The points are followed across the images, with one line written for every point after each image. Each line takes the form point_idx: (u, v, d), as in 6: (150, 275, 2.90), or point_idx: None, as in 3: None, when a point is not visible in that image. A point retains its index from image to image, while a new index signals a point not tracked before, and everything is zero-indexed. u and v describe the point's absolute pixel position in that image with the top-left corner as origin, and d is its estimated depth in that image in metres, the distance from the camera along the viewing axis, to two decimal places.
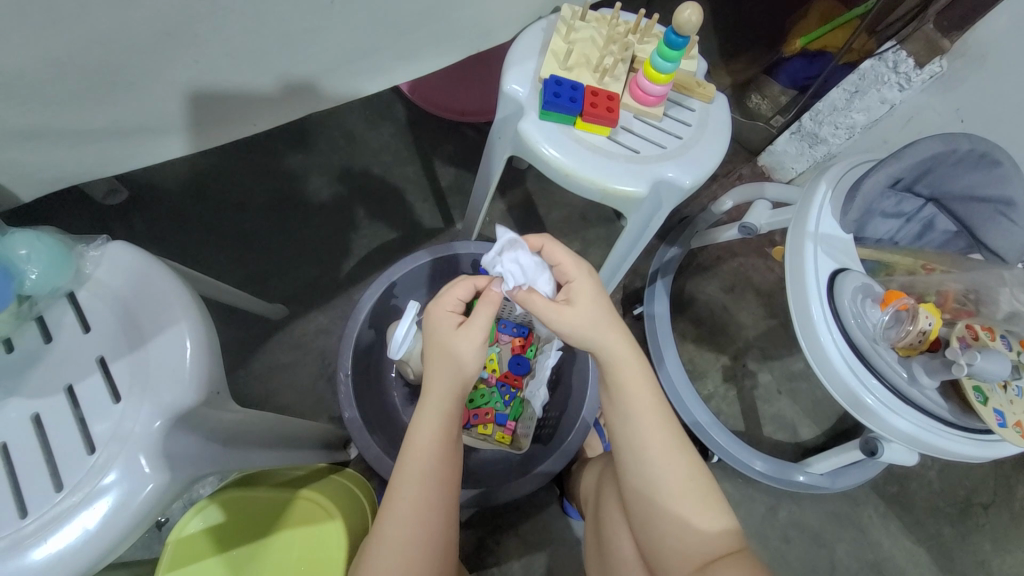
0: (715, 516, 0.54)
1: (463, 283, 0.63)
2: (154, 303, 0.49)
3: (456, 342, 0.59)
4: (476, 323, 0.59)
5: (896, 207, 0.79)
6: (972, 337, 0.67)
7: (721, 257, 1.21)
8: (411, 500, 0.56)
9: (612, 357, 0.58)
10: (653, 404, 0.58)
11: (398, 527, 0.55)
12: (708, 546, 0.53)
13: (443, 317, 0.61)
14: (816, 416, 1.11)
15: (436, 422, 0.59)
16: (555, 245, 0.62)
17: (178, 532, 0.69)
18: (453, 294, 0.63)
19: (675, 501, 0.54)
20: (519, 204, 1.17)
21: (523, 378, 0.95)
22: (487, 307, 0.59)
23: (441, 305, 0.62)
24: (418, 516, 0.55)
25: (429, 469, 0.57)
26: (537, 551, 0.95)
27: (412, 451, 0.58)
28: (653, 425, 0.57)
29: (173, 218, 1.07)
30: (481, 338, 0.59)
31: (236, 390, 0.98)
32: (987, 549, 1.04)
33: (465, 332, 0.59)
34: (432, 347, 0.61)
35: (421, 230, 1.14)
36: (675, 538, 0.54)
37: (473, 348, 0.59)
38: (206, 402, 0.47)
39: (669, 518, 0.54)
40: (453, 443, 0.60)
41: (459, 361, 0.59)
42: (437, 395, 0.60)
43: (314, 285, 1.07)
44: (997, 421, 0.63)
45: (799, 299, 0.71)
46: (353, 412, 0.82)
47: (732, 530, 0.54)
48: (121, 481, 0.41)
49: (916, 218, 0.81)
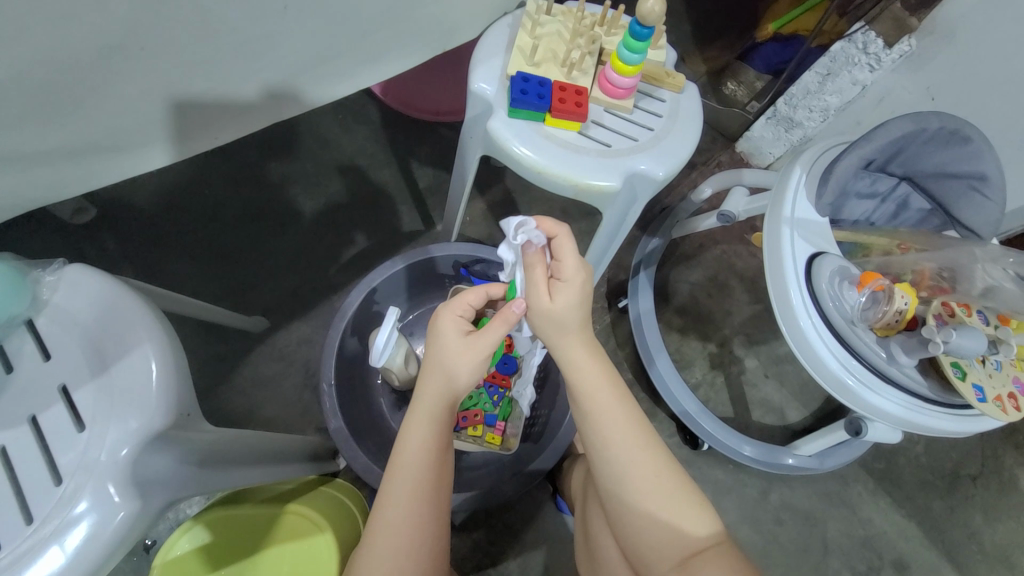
0: (698, 513, 0.54)
1: (477, 291, 0.63)
2: (116, 327, 0.47)
3: (459, 353, 0.57)
4: (486, 339, 0.57)
5: (870, 187, 0.80)
6: (948, 314, 0.68)
7: (704, 245, 1.21)
8: (401, 511, 0.55)
9: (591, 356, 0.58)
10: (622, 404, 0.57)
11: (387, 537, 0.54)
12: (689, 541, 0.53)
13: (450, 320, 0.60)
14: (803, 398, 1.12)
15: (427, 431, 0.57)
16: (566, 240, 0.57)
17: (164, 554, 0.68)
18: (466, 300, 0.62)
19: (654, 499, 0.54)
20: (499, 202, 1.16)
21: (511, 377, 0.95)
22: (500, 323, 0.57)
23: (450, 310, 0.61)
24: (408, 526, 0.54)
25: (415, 476, 0.56)
26: (534, 550, 0.94)
27: (404, 458, 0.56)
28: (632, 426, 0.56)
29: (146, 234, 1.05)
30: (487, 353, 0.58)
31: (220, 406, 0.97)
32: (976, 520, 1.06)
33: (471, 345, 0.57)
34: (431, 352, 0.59)
35: (401, 234, 1.12)
36: (654, 536, 0.54)
37: (471, 362, 0.57)
38: (176, 425, 0.45)
39: (649, 517, 0.54)
40: (444, 452, 0.58)
41: (455, 372, 0.57)
42: (427, 404, 0.58)
43: (294, 296, 1.05)
44: (976, 396, 0.64)
45: (778, 285, 0.71)
46: (338, 421, 0.81)
47: (712, 525, 0.54)
48: (91, 510, 0.40)
49: (891, 197, 0.81)
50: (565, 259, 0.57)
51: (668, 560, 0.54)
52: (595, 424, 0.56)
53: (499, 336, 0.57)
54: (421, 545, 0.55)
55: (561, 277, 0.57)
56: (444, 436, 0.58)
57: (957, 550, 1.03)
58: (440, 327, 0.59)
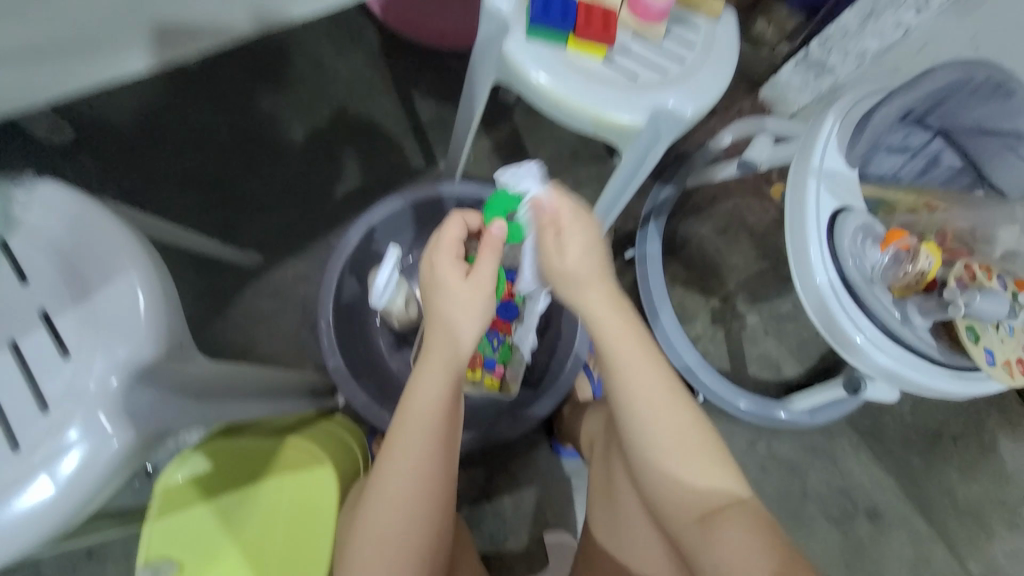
0: (715, 472, 0.54)
1: (455, 222, 0.59)
2: (95, 251, 0.44)
3: (461, 295, 0.56)
4: (482, 272, 0.56)
5: (902, 141, 0.77)
6: (969, 278, 0.65)
7: (717, 197, 1.17)
8: (408, 461, 0.53)
9: (610, 315, 0.56)
10: (646, 368, 0.56)
11: (396, 483, 0.53)
12: (709, 498, 0.53)
13: (443, 263, 0.57)
14: (800, 355, 1.12)
15: (436, 383, 0.55)
16: (562, 194, 0.58)
17: (163, 482, 0.68)
18: (448, 238, 0.58)
19: (670, 454, 0.55)
20: (506, 141, 1.10)
21: (511, 324, 0.90)
22: (491, 253, 0.57)
23: (442, 253, 0.58)
24: (409, 489, 0.53)
25: (422, 429, 0.54)
26: (527, 488, 0.97)
27: (409, 414, 0.55)
28: (660, 388, 0.56)
29: (126, 156, 0.98)
30: (489, 288, 0.57)
31: (215, 340, 0.95)
32: (954, 477, 1.09)
33: (468, 285, 0.56)
34: (433, 302, 0.57)
35: (402, 170, 1.06)
36: (673, 491, 0.55)
37: (484, 297, 0.56)
38: (169, 355, 0.43)
39: (668, 473, 0.55)
40: (453, 402, 0.57)
41: (467, 318, 0.56)
42: (436, 353, 0.56)
43: (289, 230, 1.01)
44: (985, 360, 0.62)
45: (798, 238, 0.68)
46: (336, 360, 0.80)
47: (733, 483, 0.54)
48: (87, 436, 0.38)
49: (921, 153, 0.78)
50: (574, 246, 0.57)
51: (688, 514, 0.54)
52: (617, 381, 0.56)
53: (494, 266, 0.57)
54: (430, 493, 0.54)
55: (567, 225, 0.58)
56: (453, 394, 0.56)
57: (931, 504, 1.07)
58: (439, 269, 0.57)
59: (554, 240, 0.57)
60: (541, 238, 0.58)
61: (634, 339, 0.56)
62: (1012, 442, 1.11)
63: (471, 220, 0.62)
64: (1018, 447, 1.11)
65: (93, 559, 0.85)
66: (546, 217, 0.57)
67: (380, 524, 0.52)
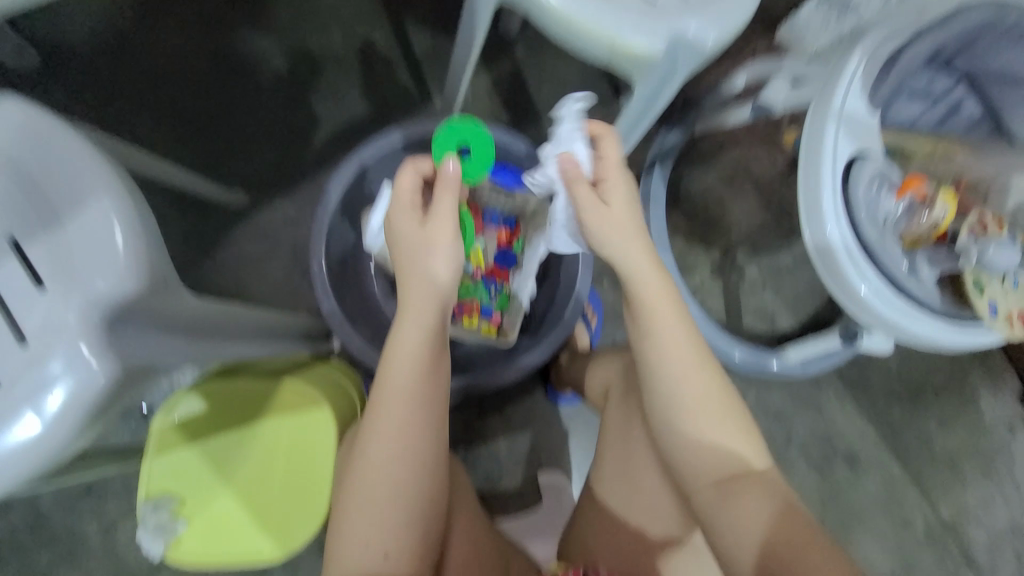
0: (737, 438, 0.55)
1: (407, 173, 0.58)
2: (61, 174, 0.40)
3: (423, 241, 0.55)
4: (440, 214, 0.55)
5: (925, 85, 0.74)
6: (981, 229, 0.65)
7: (724, 146, 1.13)
8: (393, 421, 0.51)
9: (649, 276, 0.56)
10: (682, 333, 0.56)
11: (382, 446, 0.51)
12: (729, 461, 0.55)
13: (400, 214, 0.56)
14: (796, 308, 1.11)
15: (414, 338, 0.53)
16: (608, 141, 0.59)
17: (161, 420, 0.69)
18: (403, 189, 0.57)
19: (697, 419, 0.55)
20: (506, 78, 1.03)
21: (509, 273, 0.91)
22: (447, 192, 0.55)
23: (399, 206, 0.57)
24: (396, 450, 0.51)
25: (404, 387, 0.52)
26: (522, 433, 0.99)
27: (390, 372, 0.52)
28: (697, 355, 0.56)
29: (97, 86, 0.93)
30: (451, 226, 0.55)
31: (203, 283, 0.92)
32: (931, 427, 1.13)
33: (428, 231, 0.55)
34: (398, 256, 0.56)
35: (394, 106, 0.99)
36: (695, 454, 0.55)
37: (443, 243, 0.54)
38: (153, 290, 0.41)
39: (694, 438, 0.55)
40: (435, 357, 0.54)
41: (434, 266, 0.54)
42: (412, 307, 0.54)
43: (275, 168, 0.96)
44: (989, 312, 0.62)
45: (811, 187, 0.65)
46: (330, 304, 0.78)
47: (752, 449, 0.56)
48: (70, 370, 0.37)
49: (944, 100, 0.75)
50: (614, 195, 0.57)
51: (705, 477, 0.55)
52: (651, 343, 0.56)
53: (452, 203, 0.55)
54: (418, 453, 0.51)
55: (603, 178, 0.58)
56: (433, 348, 0.54)
57: (907, 451, 1.11)
58: (397, 220, 0.56)
59: (590, 193, 0.57)
60: (576, 194, 0.57)
61: (671, 304, 0.57)
62: (991, 394, 1.15)
63: (426, 166, 0.60)
64: (997, 400, 1.15)
65: (93, 494, 0.87)
66: (575, 174, 0.58)
67: (368, 487, 0.50)
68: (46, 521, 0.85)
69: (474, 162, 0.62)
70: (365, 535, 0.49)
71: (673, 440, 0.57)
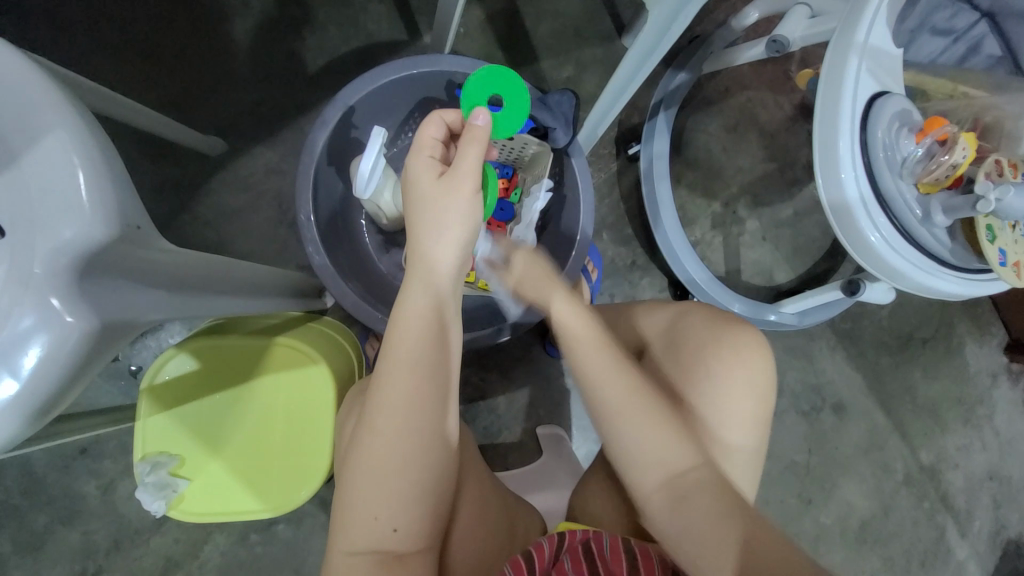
0: (675, 443, 0.56)
1: (433, 121, 0.56)
2: (5, 103, 0.35)
3: (441, 194, 0.52)
4: (462, 171, 0.52)
5: (948, 21, 0.70)
6: (997, 173, 0.62)
7: (730, 90, 1.08)
8: (399, 392, 0.49)
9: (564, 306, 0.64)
10: (599, 347, 0.60)
11: (388, 414, 0.48)
12: (670, 465, 0.55)
13: (420, 164, 0.54)
14: (795, 261, 1.09)
15: (424, 301, 0.52)
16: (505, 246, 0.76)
17: (150, 380, 0.67)
18: (427, 137, 0.55)
19: (623, 423, 0.57)
20: (501, 13, 0.95)
21: (506, 226, 0.88)
22: (474, 144, 0.52)
23: (419, 154, 0.55)
24: (403, 420, 0.49)
25: (413, 353, 0.50)
26: (519, 388, 0.99)
27: (397, 339, 0.51)
28: (618, 369, 0.59)
29: (50, 19, 0.85)
30: (473, 183, 0.52)
31: (181, 238, 0.87)
32: (916, 376, 1.16)
33: (447, 184, 0.52)
34: (412, 210, 0.54)
35: (380, 43, 0.91)
36: (637, 460, 0.56)
37: (459, 201, 0.52)
38: (125, 237, 0.37)
39: (632, 446, 0.56)
40: (442, 325, 0.52)
41: (444, 227, 0.52)
42: (419, 268, 0.52)
43: (253, 113, 0.89)
44: (998, 260, 0.61)
45: (829, 127, 0.61)
46: (322, 258, 0.74)
47: (693, 454, 0.56)
48: (44, 325, 0.33)
49: (964, 38, 0.71)
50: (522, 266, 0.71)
51: (654, 480, 0.55)
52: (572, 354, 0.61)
53: (478, 156, 0.52)
54: (424, 421, 0.49)
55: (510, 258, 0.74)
56: (442, 311, 0.52)
57: (892, 399, 1.15)
58: (412, 174, 0.55)
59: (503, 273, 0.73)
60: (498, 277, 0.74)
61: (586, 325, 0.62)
62: (977, 345, 1.18)
63: (452, 117, 0.57)
64: (981, 351, 1.18)
65: (87, 455, 0.86)
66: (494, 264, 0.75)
67: (366, 456, 0.48)
68: (41, 482, 0.85)
69: (502, 118, 0.63)
70: (374, 511, 0.47)
71: (617, 444, 0.57)
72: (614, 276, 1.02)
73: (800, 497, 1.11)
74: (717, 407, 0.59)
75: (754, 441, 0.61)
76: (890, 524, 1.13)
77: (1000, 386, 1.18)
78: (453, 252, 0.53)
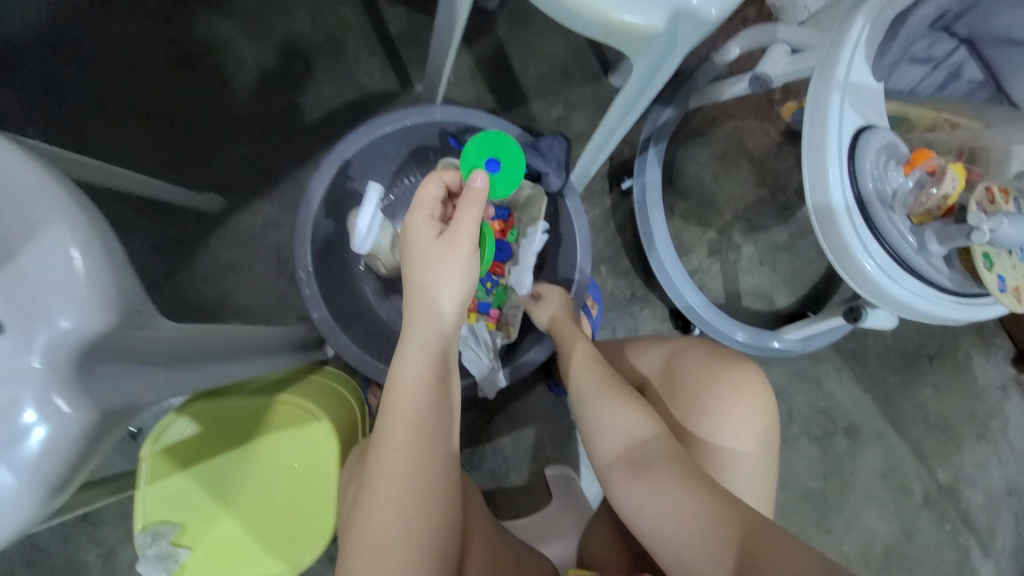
0: (638, 415, 0.58)
1: (432, 181, 0.57)
2: (4, 197, 0.36)
3: (439, 256, 0.53)
4: (462, 232, 0.53)
5: (926, 50, 0.71)
6: (989, 201, 0.62)
7: (717, 120, 1.10)
8: (398, 454, 0.48)
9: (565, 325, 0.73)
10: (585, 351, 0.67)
11: (385, 477, 0.47)
12: (634, 437, 0.57)
13: (418, 223, 0.55)
14: (794, 284, 1.09)
15: (422, 360, 0.51)
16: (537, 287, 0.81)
17: (153, 444, 0.66)
18: (426, 197, 0.56)
19: (590, 399, 0.62)
20: (490, 59, 0.98)
21: (505, 265, 0.87)
22: (472, 206, 0.54)
23: (418, 213, 0.56)
24: (401, 485, 0.47)
25: (411, 414, 0.50)
26: (525, 428, 0.98)
27: (394, 399, 0.50)
28: (595, 365, 0.65)
29: (51, 88, 0.87)
30: (471, 245, 0.54)
31: (180, 295, 0.87)
32: (926, 393, 1.14)
33: (445, 245, 0.53)
34: (410, 270, 0.54)
35: (373, 94, 0.94)
36: (605, 434, 0.59)
37: (457, 260, 0.53)
38: (126, 321, 0.37)
39: (601, 422, 0.60)
40: (441, 384, 0.52)
41: (440, 286, 0.53)
42: (417, 329, 0.52)
43: (250, 168, 0.90)
44: (997, 286, 0.60)
45: (817, 160, 0.62)
46: (321, 311, 0.74)
47: (653, 424, 0.58)
48: (44, 418, 0.33)
49: (944, 64, 0.72)
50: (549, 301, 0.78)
51: (623, 458, 0.57)
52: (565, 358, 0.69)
53: (475, 220, 0.54)
54: (424, 483, 0.48)
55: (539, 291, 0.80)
56: (439, 368, 0.52)
57: (903, 419, 1.13)
58: (411, 234, 0.55)
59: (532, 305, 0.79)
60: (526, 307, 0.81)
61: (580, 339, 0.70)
62: (984, 358, 1.17)
63: (450, 177, 0.59)
64: (988, 363, 1.17)
65: (87, 522, 0.84)
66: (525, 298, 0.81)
67: (368, 528, 0.46)
68: (42, 552, 0.83)
69: (501, 179, 0.67)
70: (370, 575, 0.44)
71: (589, 419, 0.61)
72: (615, 309, 1.02)
73: (818, 526, 1.08)
74: (714, 425, 0.59)
75: (754, 483, 0.59)
76: (913, 549, 1.09)
77: (1011, 399, 1.16)
78: (453, 309, 0.54)
